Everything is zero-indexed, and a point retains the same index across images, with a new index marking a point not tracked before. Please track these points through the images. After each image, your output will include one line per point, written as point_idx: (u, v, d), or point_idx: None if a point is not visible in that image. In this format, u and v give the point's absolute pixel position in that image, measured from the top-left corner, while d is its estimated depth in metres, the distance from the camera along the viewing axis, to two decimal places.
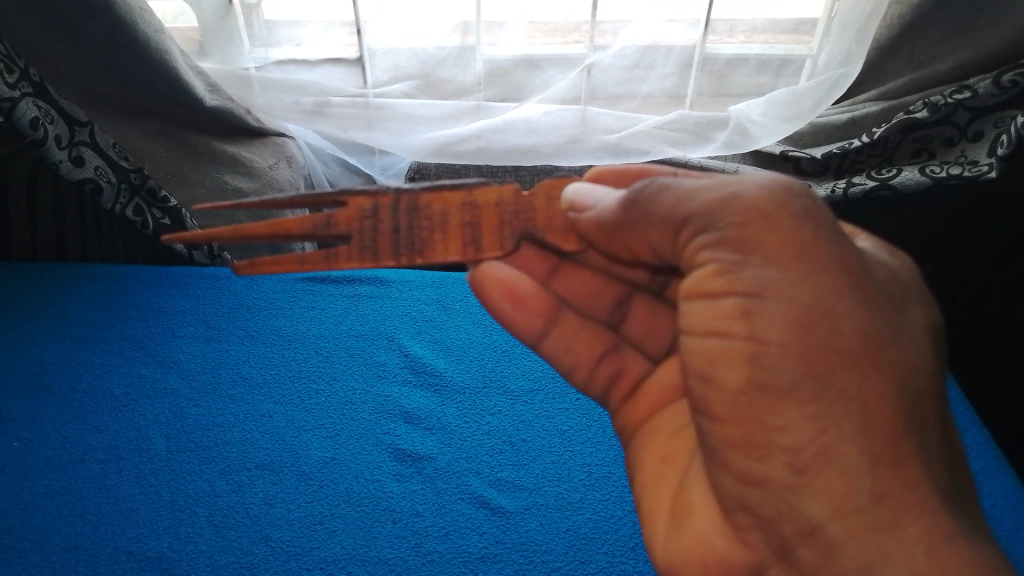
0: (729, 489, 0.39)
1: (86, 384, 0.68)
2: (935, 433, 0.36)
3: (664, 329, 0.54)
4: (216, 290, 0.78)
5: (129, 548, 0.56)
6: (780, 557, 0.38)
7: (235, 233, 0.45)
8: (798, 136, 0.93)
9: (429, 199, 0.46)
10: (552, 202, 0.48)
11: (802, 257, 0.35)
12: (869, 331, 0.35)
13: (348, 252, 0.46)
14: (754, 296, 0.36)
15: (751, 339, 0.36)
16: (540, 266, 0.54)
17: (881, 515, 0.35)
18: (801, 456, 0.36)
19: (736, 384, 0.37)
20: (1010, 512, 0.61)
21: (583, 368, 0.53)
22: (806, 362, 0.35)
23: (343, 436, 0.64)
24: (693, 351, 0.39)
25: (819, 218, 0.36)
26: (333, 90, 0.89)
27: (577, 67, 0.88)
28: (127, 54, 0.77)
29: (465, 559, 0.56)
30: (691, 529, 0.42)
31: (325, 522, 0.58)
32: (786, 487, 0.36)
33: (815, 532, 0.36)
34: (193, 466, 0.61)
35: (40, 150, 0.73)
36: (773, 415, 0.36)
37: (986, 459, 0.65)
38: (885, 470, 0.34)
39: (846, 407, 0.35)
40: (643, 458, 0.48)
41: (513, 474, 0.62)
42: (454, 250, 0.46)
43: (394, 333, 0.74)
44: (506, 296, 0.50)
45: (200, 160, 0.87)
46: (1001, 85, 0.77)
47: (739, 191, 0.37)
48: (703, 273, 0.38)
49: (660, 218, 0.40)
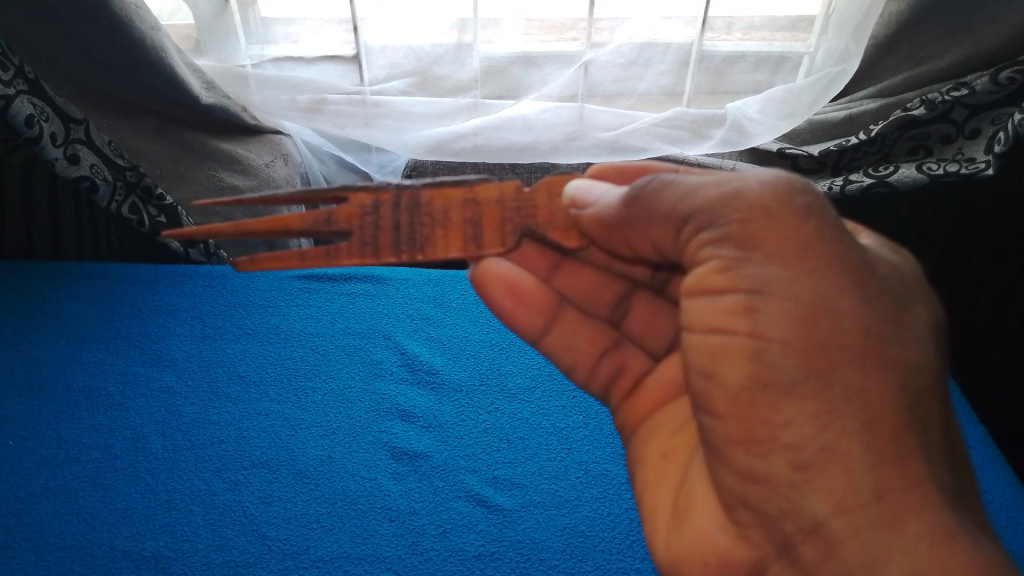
0: (730, 487, 0.39)
1: (82, 383, 0.67)
2: (938, 430, 0.36)
3: (664, 327, 0.54)
4: (213, 288, 0.78)
5: (125, 547, 0.55)
6: (782, 555, 0.38)
7: (234, 229, 0.45)
8: (796, 134, 0.93)
9: (429, 195, 0.46)
10: (553, 199, 0.48)
11: (805, 254, 0.36)
12: (871, 327, 0.35)
13: (347, 248, 0.46)
14: (756, 293, 0.36)
15: (754, 336, 0.36)
16: (541, 261, 0.54)
17: (883, 510, 0.34)
18: (804, 453, 0.36)
19: (738, 381, 0.37)
20: (1008, 509, 0.61)
21: (584, 366, 0.53)
22: (809, 358, 0.35)
23: (340, 435, 0.64)
24: (694, 348, 0.39)
25: (821, 214, 0.37)
26: (330, 87, 0.89)
27: (574, 64, 0.88)
28: (122, 52, 0.76)
29: (462, 557, 0.55)
30: (692, 527, 0.42)
31: (322, 520, 0.58)
32: (789, 484, 0.36)
33: (817, 529, 0.36)
34: (189, 465, 0.61)
35: (36, 148, 0.72)
36: (776, 411, 0.36)
37: (986, 455, 0.66)
38: (886, 467, 0.34)
39: (849, 403, 0.35)
40: (644, 456, 0.48)
41: (510, 472, 0.61)
42: (454, 247, 0.46)
43: (391, 331, 0.74)
44: (506, 292, 0.51)
45: (196, 158, 0.86)
46: (998, 82, 0.76)
47: (741, 187, 0.37)
48: (705, 270, 0.38)
49: (662, 214, 0.40)
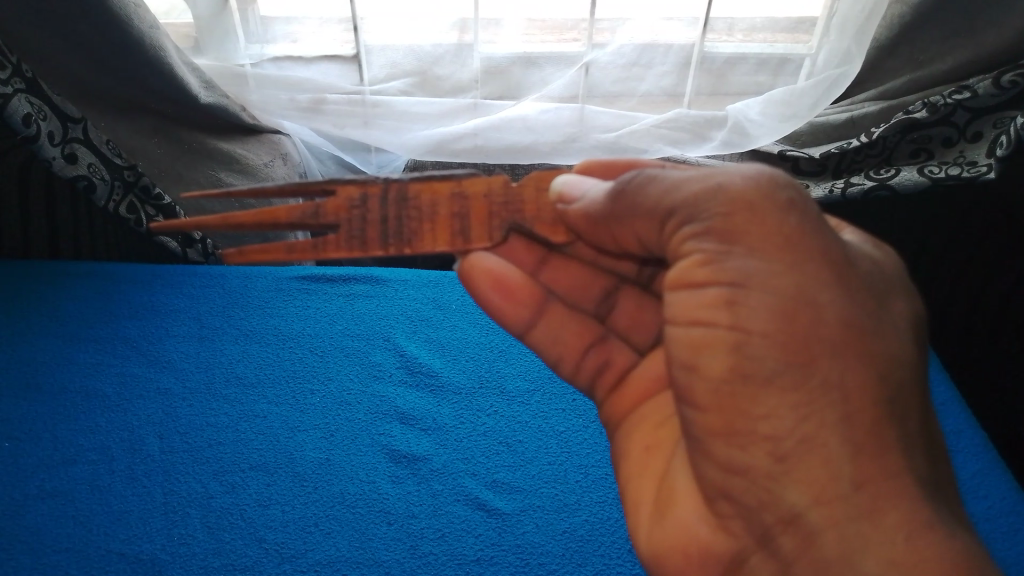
0: (711, 479, 0.38)
1: (79, 384, 0.67)
2: (916, 424, 0.36)
3: (650, 322, 0.53)
4: (210, 289, 0.77)
5: (121, 549, 0.55)
6: (761, 545, 0.38)
7: (224, 222, 0.45)
8: (796, 136, 0.93)
9: (417, 189, 0.46)
10: (540, 194, 0.48)
11: (788, 250, 0.35)
12: (853, 321, 0.35)
13: (335, 240, 0.45)
14: (738, 286, 0.36)
15: (734, 329, 0.36)
16: (529, 257, 0.53)
17: (861, 502, 0.34)
18: (783, 444, 0.35)
19: (719, 373, 0.36)
20: (1009, 514, 0.58)
21: (570, 359, 0.53)
22: (788, 351, 0.35)
23: (338, 437, 0.64)
24: (677, 342, 0.38)
25: (804, 209, 0.36)
26: (329, 86, 0.88)
27: (575, 65, 0.87)
28: (122, 50, 0.76)
29: (461, 562, 0.55)
30: (674, 519, 0.41)
31: (320, 524, 0.57)
32: (767, 474, 0.36)
33: (796, 521, 0.36)
34: (186, 467, 0.61)
35: (33, 147, 0.72)
36: (755, 403, 0.36)
37: (982, 462, 0.62)
38: (864, 458, 0.34)
39: (828, 395, 0.34)
40: (627, 449, 0.47)
41: (510, 476, 0.61)
42: (442, 240, 0.46)
43: (390, 332, 0.74)
44: (494, 287, 0.50)
45: (194, 157, 0.86)
46: (1001, 86, 0.77)
47: (724, 182, 0.37)
48: (688, 263, 0.37)
49: (646, 209, 0.40)
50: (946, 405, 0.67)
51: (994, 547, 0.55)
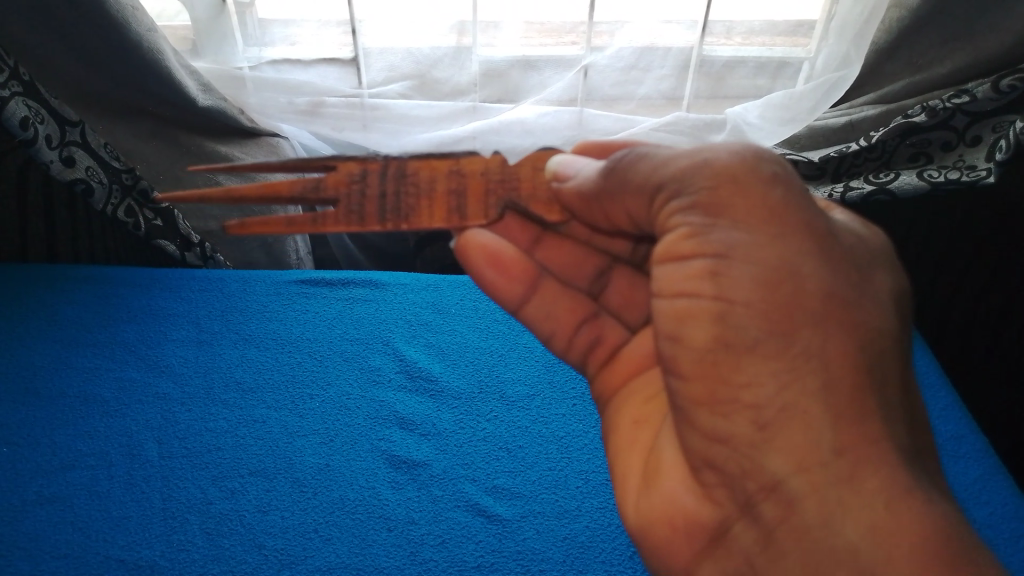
0: (697, 449, 0.38)
1: (77, 389, 0.67)
2: (901, 409, 0.36)
3: (640, 301, 0.53)
4: (209, 293, 0.77)
5: (121, 556, 0.55)
6: (744, 513, 0.37)
7: (222, 192, 0.45)
8: (795, 139, 0.91)
9: (416, 165, 0.47)
10: (536, 172, 0.48)
11: (772, 221, 0.36)
12: (834, 293, 0.35)
13: (334, 215, 0.45)
14: (721, 258, 0.36)
15: (718, 299, 0.36)
16: (523, 236, 0.51)
17: (842, 493, 0.34)
18: (764, 412, 0.35)
19: (704, 343, 0.36)
20: (1009, 520, 0.57)
21: (562, 336, 0.52)
22: (770, 319, 0.35)
23: (338, 442, 0.63)
24: (662, 314, 0.38)
25: (788, 182, 0.37)
26: (328, 90, 0.88)
27: (574, 68, 0.87)
28: (120, 54, 0.76)
29: (461, 568, 0.55)
30: (662, 491, 0.40)
31: (320, 530, 0.57)
32: (750, 443, 0.36)
33: (777, 487, 0.35)
34: (186, 473, 0.61)
35: (30, 150, 0.72)
36: (738, 371, 0.36)
37: (982, 467, 0.62)
38: (855, 459, 0.34)
39: (809, 363, 0.35)
40: (617, 421, 0.47)
41: (510, 481, 0.61)
42: (438, 216, 0.46)
43: (390, 337, 0.74)
44: (488, 261, 0.48)
45: (192, 160, 0.86)
46: (999, 90, 0.77)
47: (710, 157, 0.37)
48: (676, 237, 0.37)
49: (636, 184, 0.40)
50: (946, 409, 0.67)
51: (995, 552, 0.55)
